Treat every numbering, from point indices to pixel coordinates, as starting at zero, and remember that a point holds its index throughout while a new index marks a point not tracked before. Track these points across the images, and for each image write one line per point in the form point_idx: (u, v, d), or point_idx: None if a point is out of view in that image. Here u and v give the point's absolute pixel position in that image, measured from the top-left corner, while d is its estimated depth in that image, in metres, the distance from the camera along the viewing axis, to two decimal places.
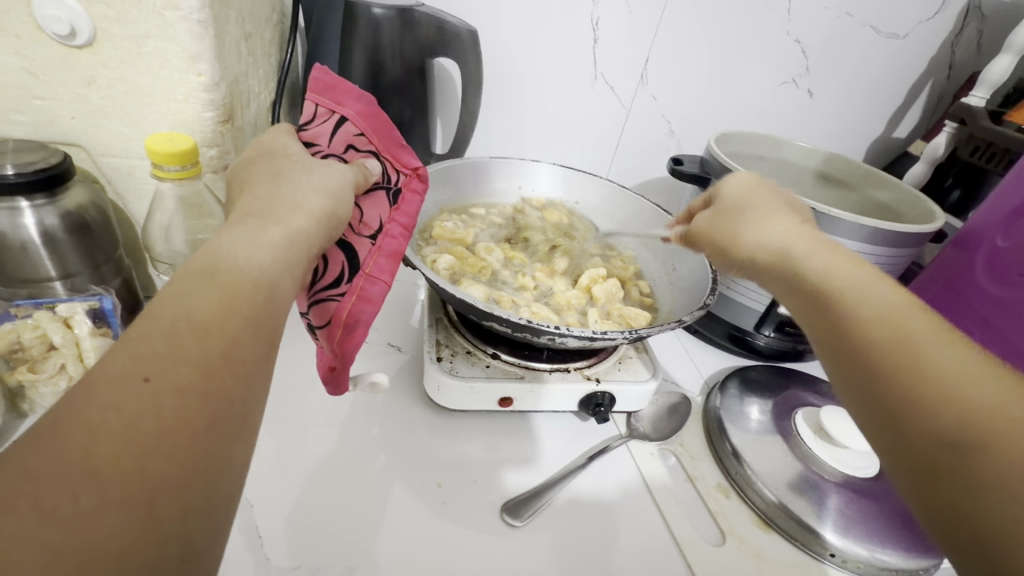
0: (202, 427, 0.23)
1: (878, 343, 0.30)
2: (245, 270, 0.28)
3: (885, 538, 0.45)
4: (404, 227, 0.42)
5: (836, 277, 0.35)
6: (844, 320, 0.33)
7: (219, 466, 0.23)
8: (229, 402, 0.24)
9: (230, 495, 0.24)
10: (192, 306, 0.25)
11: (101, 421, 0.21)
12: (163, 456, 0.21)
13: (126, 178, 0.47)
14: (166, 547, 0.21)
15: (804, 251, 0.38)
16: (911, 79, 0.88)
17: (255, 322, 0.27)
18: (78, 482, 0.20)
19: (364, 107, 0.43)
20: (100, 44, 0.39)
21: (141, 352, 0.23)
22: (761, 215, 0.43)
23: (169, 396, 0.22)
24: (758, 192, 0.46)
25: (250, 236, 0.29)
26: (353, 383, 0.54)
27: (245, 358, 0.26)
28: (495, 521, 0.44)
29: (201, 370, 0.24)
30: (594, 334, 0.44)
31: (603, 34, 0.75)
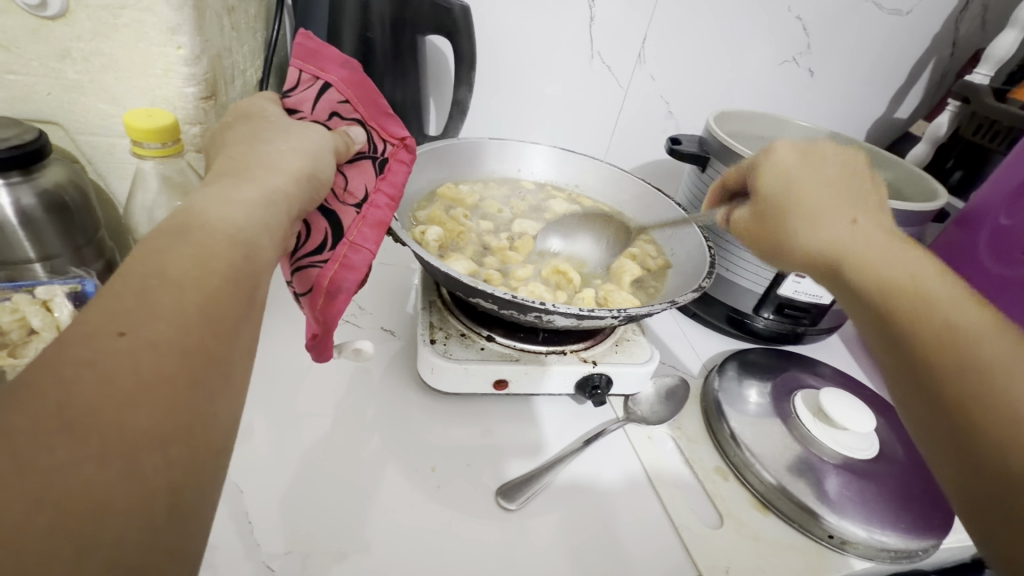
0: (182, 383, 0.22)
1: (962, 370, 0.29)
2: (221, 227, 0.27)
3: (883, 519, 0.45)
4: (390, 198, 0.41)
5: (918, 287, 0.33)
6: (917, 336, 0.31)
7: (204, 424, 0.22)
8: (210, 360, 0.23)
9: (217, 456, 0.23)
10: (169, 262, 0.24)
11: (75, 377, 0.20)
12: (142, 411, 0.20)
13: (106, 158, 0.45)
14: (152, 504, 0.20)
15: (870, 251, 0.35)
16: (914, 58, 0.86)
17: (236, 279, 0.26)
18: (55, 437, 0.19)
19: (348, 73, 0.42)
20: (73, 15, 0.38)
21: (115, 309, 0.22)
22: (809, 211, 0.39)
23: (146, 352, 0.21)
24: (800, 174, 0.41)
25: (226, 196, 0.28)
26: (337, 349, 0.54)
27: (226, 316, 0.25)
28: (489, 505, 0.43)
29: (180, 326, 0.23)
30: (582, 313, 0.43)
31: (600, 12, 0.73)
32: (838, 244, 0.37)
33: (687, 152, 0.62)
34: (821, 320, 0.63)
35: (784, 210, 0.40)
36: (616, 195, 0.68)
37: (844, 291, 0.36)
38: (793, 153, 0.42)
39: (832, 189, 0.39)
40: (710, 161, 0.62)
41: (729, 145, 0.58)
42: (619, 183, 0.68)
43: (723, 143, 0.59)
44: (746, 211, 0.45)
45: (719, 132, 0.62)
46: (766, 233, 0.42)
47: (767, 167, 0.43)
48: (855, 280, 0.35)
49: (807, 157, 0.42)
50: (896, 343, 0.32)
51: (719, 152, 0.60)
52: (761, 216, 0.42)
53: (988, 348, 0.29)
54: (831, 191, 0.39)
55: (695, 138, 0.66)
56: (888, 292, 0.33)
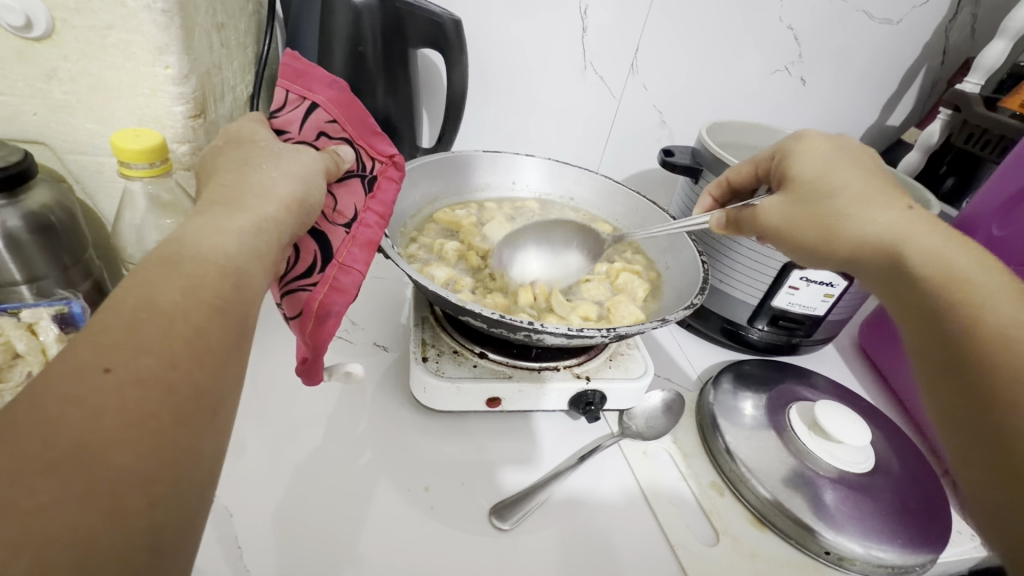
0: (168, 418, 0.21)
1: (991, 360, 0.29)
2: (209, 257, 0.26)
3: (880, 534, 0.44)
4: (380, 216, 0.41)
5: (958, 277, 0.34)
6: (956, 319, 0.32)
7: (191, 460, 0.22)
8: (197, 393, 0.23)
9: (201, 492, 0.22)
10: (157, 296, 0.24)
11: (60, 414, 0.20)
12: (127, 447, 0.20)
13: (94, 177, 0.45)
14: (133, 543, 0.19)
15: (922, 245, 0.36)
16: (905, 66, 0.87)
17: (225, 310, 0.25)
18: (36, 475, 0.18)
19: (336, 93, 0.41)
20: (59, 36, 0.38)
21: (101, 344, 0.21)
22: (858, 198, 0.39)
23: (133, 389, 0.21)
24: (837, 165, 0.42)
25: (215, 224, 0.28)
26: (329, 372, 0.53)
27: (214, 347, 0.24)
28: (484, 524, 0.43)
29: (166, 360, 0.22)
30: (572, 332, 0.42)
31: (592, 23, 0.74)
32: (885, 239, 0.38)
33: (679, 164, 0.62)
34: (815, 331, 0.63)
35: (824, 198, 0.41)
36: (611, 208, 0.68)
37: (894, 279, 0.37)
38: (829, 156, 0.43)
39: (866, 192, 0.40)
40: (703, 173, 0.62)
41: (722, 157, 0.58)
42: (615, 195, 0.68)
43: (716, 155, 0.60)
44: (780, 195, 0.44)
45: (711, 144, 0.62)
46: (800, 218, 0.42)
47: (801, 161, 0.44)
48: (908, 265, 0.36)
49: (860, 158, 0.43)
50: (942, 319, 0.33)
51: (712, 164, 0.60)
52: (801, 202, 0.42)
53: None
54: (876, 192, 0.40)
55: (688, 149, 0.66)
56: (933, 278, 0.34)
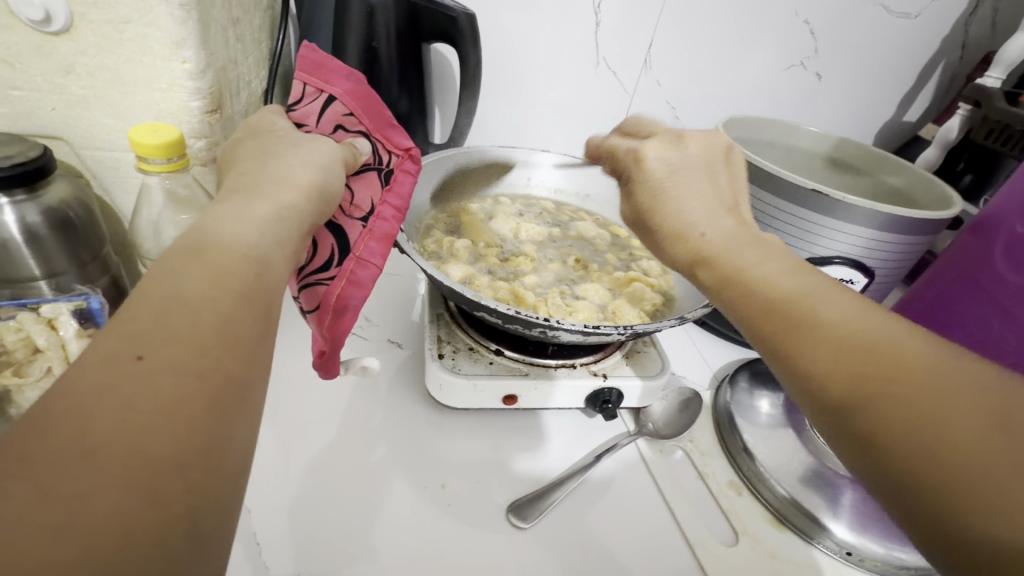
0: (200, 405, 0.21)
1: (824, 360, 0.25)
2: (233, 245, 0.26)
3: (902, 536, 0.44)
4: (396, 209, 0.40)
5: (752, 269, 0.31)
6: (767, 318, 0.29)
7: (224, 447, 0.21)
8: (227, 379, 0.22)
9: (237, 479, 0.22)
10: (183, 283, 0.23)
11: (95, 403, 0.19)
12: (162, 434, 0.20)
13: (111, 173, 0.45)
14: (173, 531, 0.19)
15: (731, 245, 0.33)
16: (923, 60, 0.85)
17: (250, 297, 0.25)
18: (76, 464, 0.18)
19: (353, 85, 0.41)
20: (77, 30, 0.37)
21: (132, 332, 0.21)
22: (681, 199, 0.38)
23: (163, 377, 0.21)
24: (666, 177, 0.39)
25: (236, 213, 0.28)
26: (344, 366, 0.53)
27: (242, 334, 0.24)
28: (501, 522, 0.42)
29: (195, 347, 0.22)
30: (588, 329, 0.42)
31: (605, 18, 0.73)
32: (699, 236, 0.35)
33: None
34: None
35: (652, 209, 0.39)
36: None
37: (705, 291, 0.34)
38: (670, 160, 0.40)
39: (694, 194, 0.38)
40: None
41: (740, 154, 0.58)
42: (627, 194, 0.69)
43: None
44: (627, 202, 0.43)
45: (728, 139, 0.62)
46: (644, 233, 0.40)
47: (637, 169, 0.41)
48: (708, 269, 0.33)
49: (700, 154, 0.41)
50: (767, 322, 0.29)
51: None
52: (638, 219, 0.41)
53: (863, 327, 0.26)
54: (693, 191, 0.38)
55: None
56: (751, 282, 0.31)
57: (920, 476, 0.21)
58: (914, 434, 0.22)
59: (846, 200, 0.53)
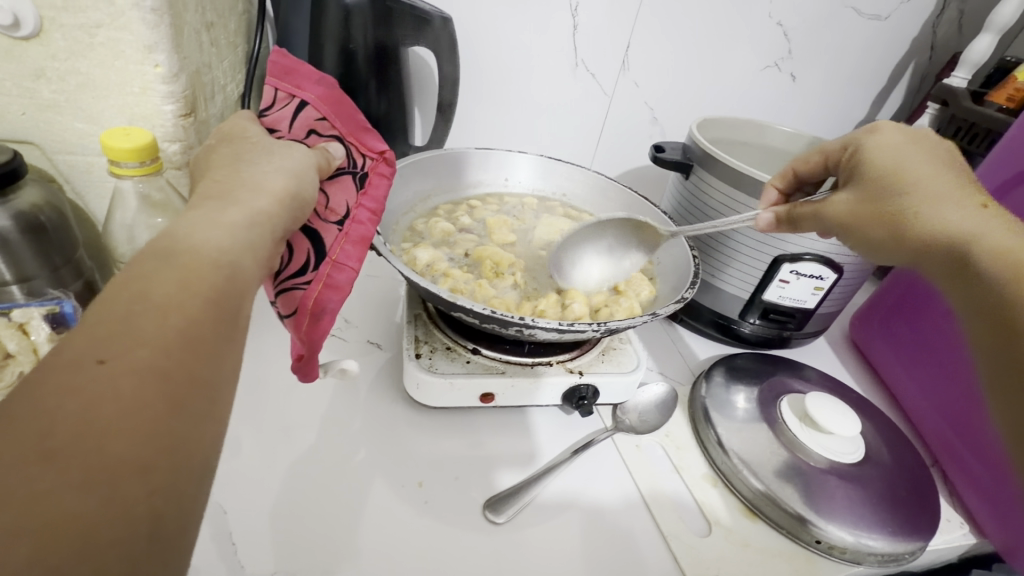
0: (163, 406, 0.21)
1: None
2: (202, 250, 0.26)
3: (870, 523, 0.45)
4: (372, 212, 0.41)
5: (1013, 268, 0.34)
6: (1013, 331, 0.33)
7: (189, 448, 0.22)
8: (191, 381, 0.23)
9: (201, 479, 0.22)
10: (150, 287, 0.24)
11: (56, 404, 0.20)
12: (125, 436, 0.20)
13: (84, 177, 0.45)
14: (134, 529, 0.19)
15: (987, 238, 0.36)
16: (894, 61, 0.87)
17: (219, 301, 0.25)
18: (35, 464, 0.18)
19: (325, 90, 0.42)
20: (48, 34, 0.37)
21: (96, 335, 0.22)
22: (932, 192, 0.38)
23: (126, 379, 0.21)
24: (909, 156, 0.40)
25: (208, 218, 0.28)
26: (324, 369, 0.54)
27: (209, 337, 0.24)
28: (478, 519, 0.43)
29: (160, 349, 0.22)
30: (562, 326, 0.43)
31: (584, 21, 0.74)
32: (945, 232, 0.37)
33: (671, 160, 0.62)
34: (805, 324, 0.64)
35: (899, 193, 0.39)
36: (604, 205, 0.68)
37: (971, 281, 0.36)
38: (901, 141, 0.42)
39: (939, 177, 0.39)
40: (694, 170, 0.62)
41: (713, 154, 0.58)
42: (607, 190, 0.67)
43: (707, 151, 0.60)
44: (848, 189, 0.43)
45: (702, 139, 0.62)
46: (867, 215, 0.41)
47: (874, 143, 0.43)
48: (987, 272, 0.35)
49: (916, 143, 0.42)
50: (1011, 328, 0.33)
51: (702, 161, 0.60)
52: (870, 195, 0.41)
53: None
54: (941, 177, 0.39)
55: (679, 146, 0.67)
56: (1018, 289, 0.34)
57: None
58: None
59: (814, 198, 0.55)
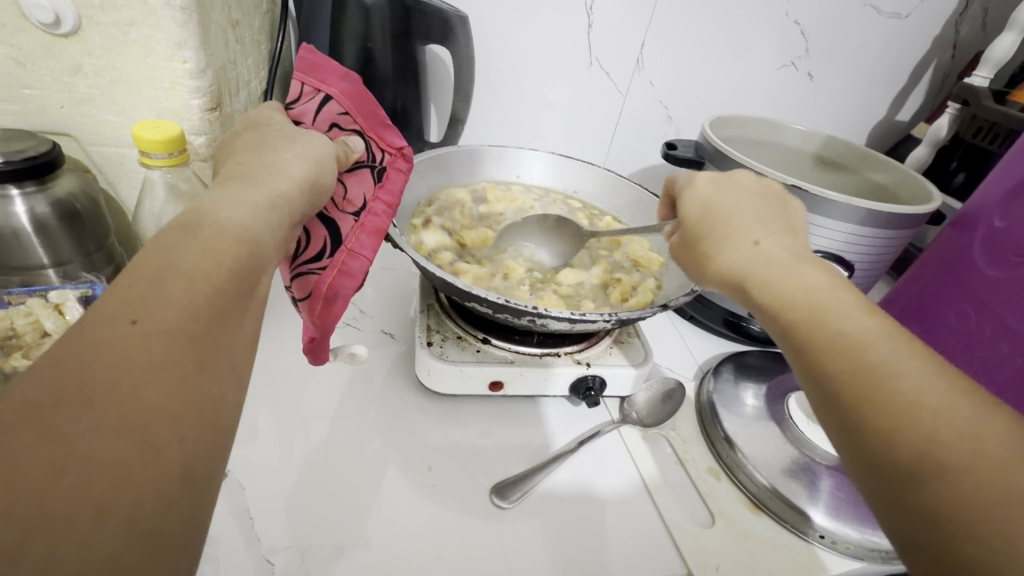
0: (191, 366, 0.23)
1: (850, 387, 0.27)
2: (226, 225, 0.28)
3: (874, 520, 0.45)
4: (388, 206, 0.42)
5: (791, 298, 0.33)
6: (807, 340, 0.31)
7: (213, 406, 0.23)
8: (215, 346, 0.24)
9: (224, 437, 0.24)
10: (178, 255, 0.25)
11: (93, 358, 0.21)
12: (157, 390, 0.21)
13: (117, 167, 0.47)
14: (167, 475, 0.21)
15: (773, 267, 0.36)
16: (915, 59, 0.86)
17: (242, 273, 0.27)
18: (75, 409, 0.20)
19: (349, 86, 0.43)
20: (85, 32, 0.40)
21: (129, 296, 0.23)
22: (721, 222, 0.41)
23: (158, 337, 0.22)
24: (722, 193, 0.43)
25: (231, 197, 0.30)
26: (333, 353, 0.56)
27: (231, 306, 0.26)
28: (484, 503, 0.44)
29: (189, 314, 0.24)
30: (574, 316, 0.44)
31: (598, 19, 0.75)
32: (744, 268, 0.37)
33: (681, 157, 0.63)
34: None
35: (707, 224, 0.42)
36: (617, 203, 0.69)
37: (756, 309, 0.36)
38: (712, 187, 0.44)
39: (748, 215, 0.40)
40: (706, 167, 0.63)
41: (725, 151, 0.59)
42: (618, 188, 0.68)
43: (719, 149, 0.60)
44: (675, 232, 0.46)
45: (714, 137, 0.63)
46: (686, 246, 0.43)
47: (689, 200, 0.44)
48: (759, 299, 0.35)
49: (723, 182, 0.45)
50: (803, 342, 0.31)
51: (714, 158, 0.61)
52: (684, 231, 0.44)
53: (881, 360, 0.27)
54: (745, 221, 0.40)
55: (691, 143, 0.67)
56: (792, 315, 0.32)
57: (940, 516, 0.23)
58: (949, 484, 0.23)
59: (825, 196, 0.54)
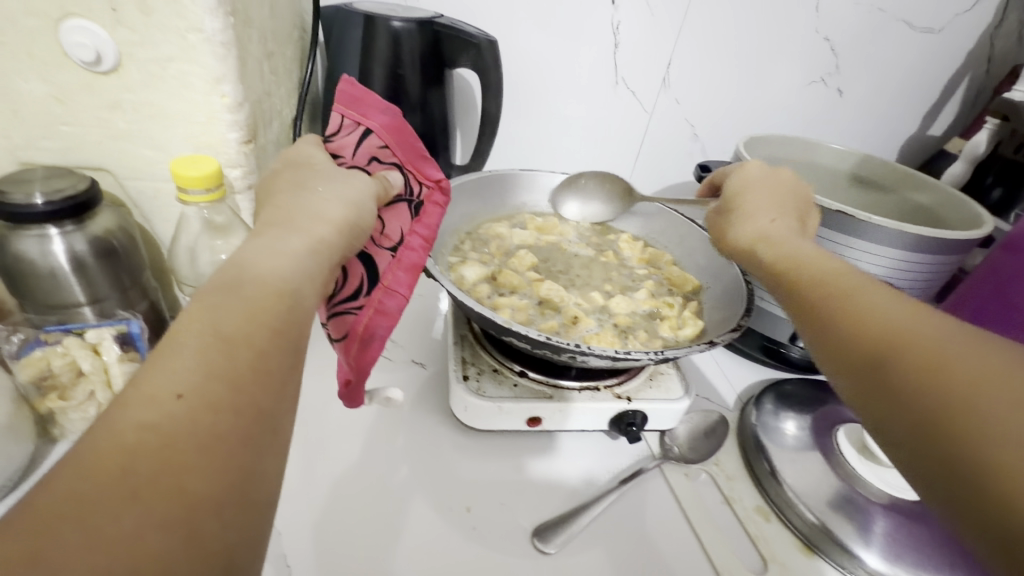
0: (236, 440, 0.22)
1: (849, 324, 0.30)
2: (268, 280, 0.27)
3: (939, 565, 0.42)
4: (424, 240, 0.41)
5: (803, 262, 0.37)
6: (814, 294, 0.34)
7: (258, 481, 0.23)
8: (260, 415, 0.24)
9: (269, 512, 0.23)
10: (221, 319, 0.25)
11: (139, 439, 0.21)
12: (202, 473, 0.21)
13: (152, 201, 0.46)
14: (210, 562, 0.20)
15: (790, 240, 0.40)
16: (949, 73, 0.84)
17: (285, 333, 0.26)
18: (119, 502, 0.19)
19: (389, 119, 0.42)
20: (125, 69, 0.39)
21: (173, 370, 0.23)
22: (746, 209, 0.46)
23: (202, 414, 0.22)
24: (751, 189, 0.49)
25: (272, 247, 0.29)
26: (369, 396, 0.53)
27: (275, 368, 0.25)
28: (525, 546, 0.42)
29: (232, 384, 0.23)
30: (617, 354, 0.42)
31: (624, 39, 0.74)
32: (753, 237, 0.43)
33: None
34: None
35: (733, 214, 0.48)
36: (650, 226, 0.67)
37: (766, 272, 0.40)
38: (750, 180, 0.50)
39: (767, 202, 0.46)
40: None
41: None
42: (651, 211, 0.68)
43: None
44: (712, 213, 0.51)
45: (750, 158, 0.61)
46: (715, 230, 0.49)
47: (735, 183, 0.50)
48: (772, 264, 0.39)
49: (763, 178, 0.50)
50: (810, 298, 0.34)
51: None
52: (721, 214, 0.49)
53: (884, 303, 0.30)
54: (768, 204, 0.46)
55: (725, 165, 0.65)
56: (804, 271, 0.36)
57: (951, 440, 0.24)
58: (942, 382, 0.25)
59: (873, 222, 0.53)
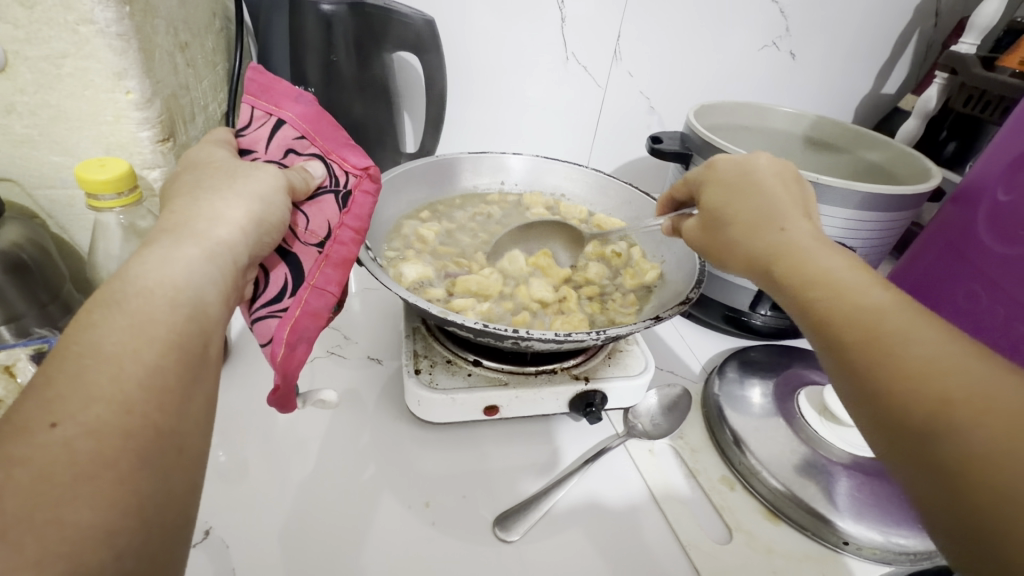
0: (128, 463, 0.21)
1: (869, 357, 0.27)
2: (159, 290, 0.25)
3: (900, 520, 0.43)
4: (356, 232, 0.38)
5: (825, 271, 0.31)
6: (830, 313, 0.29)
7: (159, 503, 0.22)
8: (156, 434, 0.22)
9: (180, 533, 0.22)
10: (102, 338, 0.23)
11: (8, 478, 0.19)
12: (84, 504, 0.19)
13: (67, 210, 0.44)
14: None
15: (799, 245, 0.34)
16: (899, 30, 0.84)
17: (182, 345, 0.24)
18: None
19: (304, 108, 0.40)
20: (13, 68, 0.36)
21: (48, 398, 0.21)
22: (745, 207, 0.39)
23: (82, 441, 0.20)
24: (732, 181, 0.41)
25: (164, 255, 0.27)
26: (302, 401, 0.49)
27: (172, 382, 0.23)
28: (487, 536, 0.41)
29: (118, 406, 0.22)
30: (559, 338, 0.41)
31: (571, 13, 0.72)
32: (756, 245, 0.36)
33: (668, 151, 0.60)
34: None
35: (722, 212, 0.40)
36: (606, 203, 0.66)
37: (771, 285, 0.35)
38: (733, 168, 0.42)
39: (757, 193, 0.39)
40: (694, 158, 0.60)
41: (710, 140, 0.56)
42: (605, 188, 0.66)
43: (706, 139, 0.57)
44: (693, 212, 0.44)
45: (700, 127, 0.60)
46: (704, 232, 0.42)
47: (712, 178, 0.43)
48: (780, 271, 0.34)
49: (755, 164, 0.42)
50: (822, 320, 0.30)
51: (702, 149, 0.58)
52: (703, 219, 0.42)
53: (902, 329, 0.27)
54: (764, 200, 0.38)
55: (677, 135, 0.64)
56: (813, 286, 0.31)
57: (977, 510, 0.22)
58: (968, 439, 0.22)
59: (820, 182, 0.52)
